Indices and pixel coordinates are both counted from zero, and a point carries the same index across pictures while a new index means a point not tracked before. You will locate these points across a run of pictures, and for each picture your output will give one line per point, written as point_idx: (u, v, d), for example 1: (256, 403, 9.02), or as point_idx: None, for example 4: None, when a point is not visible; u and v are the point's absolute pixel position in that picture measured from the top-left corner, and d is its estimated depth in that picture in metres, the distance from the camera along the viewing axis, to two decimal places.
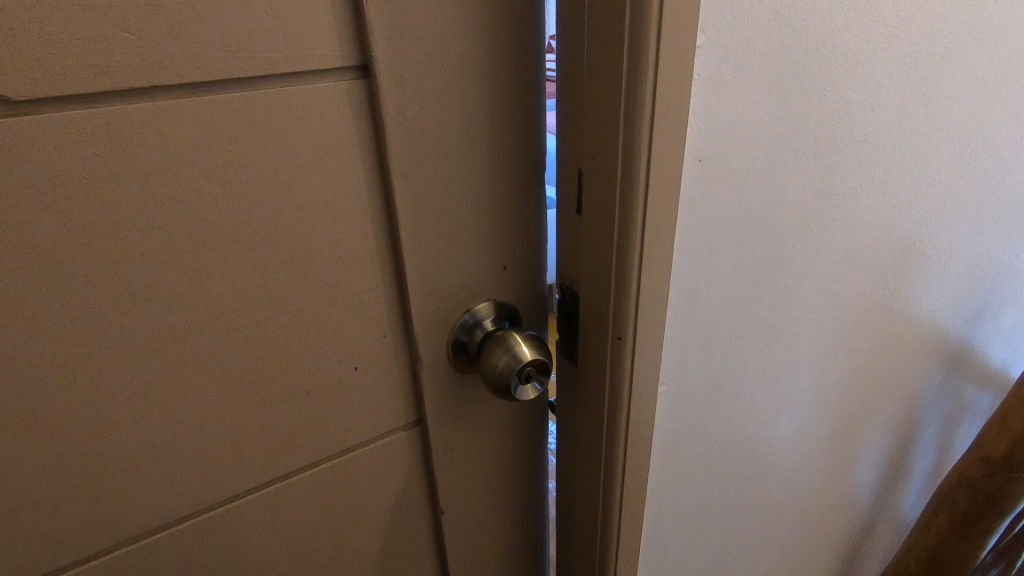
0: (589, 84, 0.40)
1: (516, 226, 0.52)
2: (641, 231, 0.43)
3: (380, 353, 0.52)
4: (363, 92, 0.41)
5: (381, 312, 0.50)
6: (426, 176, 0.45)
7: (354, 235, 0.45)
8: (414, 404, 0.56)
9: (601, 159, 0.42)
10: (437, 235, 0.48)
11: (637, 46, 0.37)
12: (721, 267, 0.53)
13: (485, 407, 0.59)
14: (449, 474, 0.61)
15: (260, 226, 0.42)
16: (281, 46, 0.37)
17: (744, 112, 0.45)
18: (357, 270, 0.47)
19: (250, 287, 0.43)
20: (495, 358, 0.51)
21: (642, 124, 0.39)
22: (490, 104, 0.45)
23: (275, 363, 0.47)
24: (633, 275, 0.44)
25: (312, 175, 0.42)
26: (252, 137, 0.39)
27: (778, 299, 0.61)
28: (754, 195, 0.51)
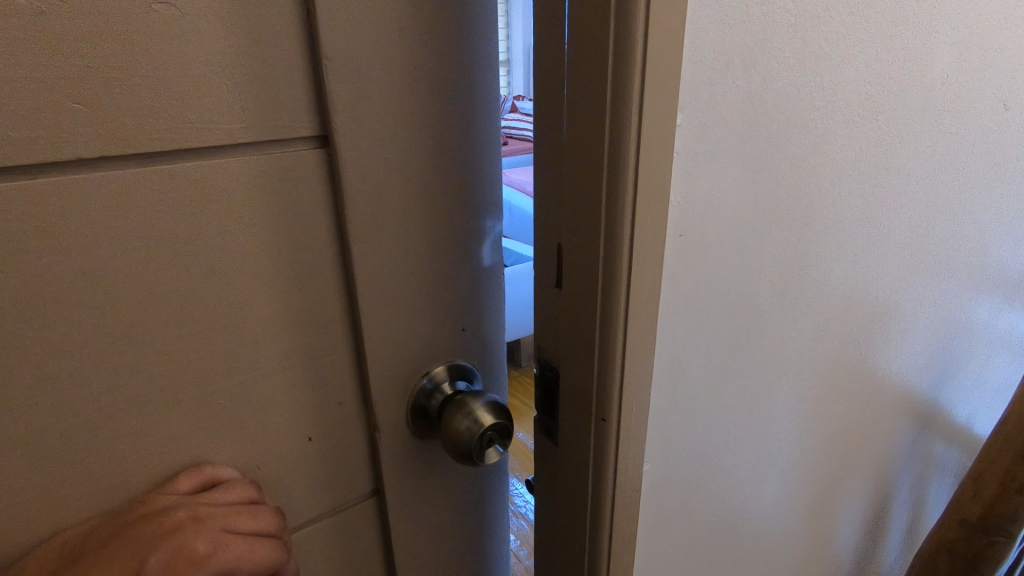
0: (570, 160, 0.39)
1: (483, 296, 0.50)
2: (625, 311, 0.41)
3: (342, 430, 0.48)
4: (324, 159, 0.40)
5: (342, 391, 0.47)
6: (392, 246, 0.43)
7: (314, 307, 0.43)
8: (376, 483, 0.52)
9: (582, 234, 0.40)
10: (404, 307, 0.46)
11: (620, 123, 0.36)
12: (702, 339, 0.51)
13: (454, 482, 0.56)
14: (416, 558, 0.56)
15: (212, 302, 0.38)
16: (240, 117, 0.35)
17: (722, 186, 0.45)
18: (316, 346, 0.44)
19: (206, 369, 0.39)
20: (457, 423, 0.47)
21: (627, 202, 0.38)
22: (459, 174, 0.45)
23: (230, 451, 0.43)
24: (616, 354, 0.42)
25: (274, 245, 0.39)
26: (208, 206, 0.36)
27: (758, 367, 0.60)
28: (731, 267, 0.50)
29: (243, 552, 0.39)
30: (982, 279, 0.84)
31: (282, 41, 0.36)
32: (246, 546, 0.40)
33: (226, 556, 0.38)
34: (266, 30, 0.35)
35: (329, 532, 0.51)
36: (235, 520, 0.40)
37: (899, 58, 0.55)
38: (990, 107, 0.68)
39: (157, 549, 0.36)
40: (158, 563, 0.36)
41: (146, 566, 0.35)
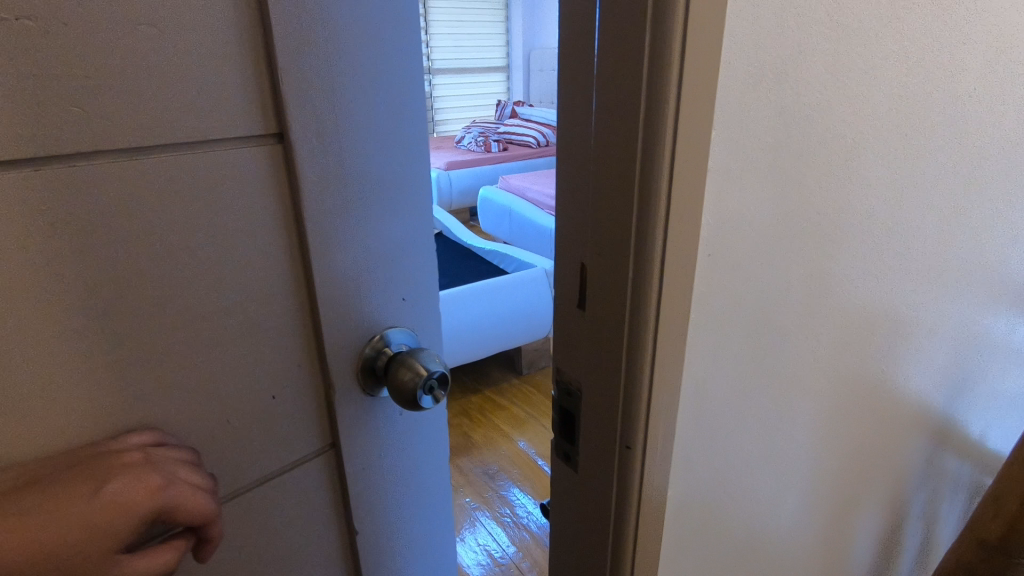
0: (598, 178, 0.38)
1: (413, 270, 0.58)
2: (654, 336, 0.39)
3: (301, 393, 0.54)
4: (278, 152, 0.47)
5: (297, 358, 0.53)
6: (338, 227, 0.51)
7: (276, 282, 0.49)
8: (332, 440, 0.58)
9: (610, 255, 0.39)
10: (353, 278, 0.53)
11: (654, 142, 0.34)
12: (728, 363, 0.49)
13: (404, 439, 0.63)
14: (373, 516, 0.62)
15: (190, 276, 0.44)
16: (210, 116, 0.42)
17: (752, 205, 0.43)
18: (277, 317, 0.50)
19: (176, 338, 0.45)
20: (405, 372, 0.54)
21: (658, 223, 0.36)
22: (390, 164, 0.53)
23: (202, 413, 0.48)
24: (643, 384, 0.41)
25: (235, 228, 0.46)
26: (185, 193, 0.43)
27: (780, 386, 0.57)
28: (758, 286, 0.48)
29: (189, 494, 0.43)
30: (1000, 293, 0.83)
31: (241, 52, 0.43)
32: (189, 489, 0.43)
33: (172, 494, 0.42)
34: (231, 46, 0.42)
35: (293, 493, 0.56)
36: (183, 468, 0.44)
37: (929, 70, 0.53)
38: (1012, 120, 0.67)
39: (115, 474, 0.40)
40: (114, 485, 0.39)
41: (105, 486, 0.39)
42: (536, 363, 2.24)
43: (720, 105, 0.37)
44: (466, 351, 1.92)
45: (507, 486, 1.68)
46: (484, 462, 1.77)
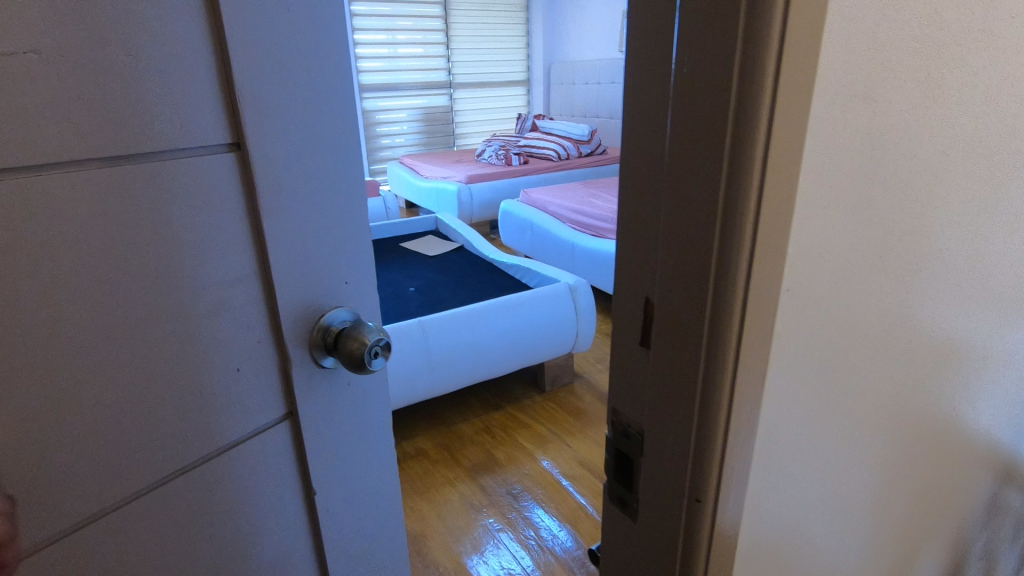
0: (670, 205, 0.35)
1: (359, 264, 0.58)
2: (732, 380, 0.36)
3: (267, 399, 0.53)
4: (237, 160, 0.46)
5: (263, 367, 0.52)
6: (292, 232, 0.51)
7: (244, 287, 0.49)
8: (290, 405, 0.55)
9: (682, 292, 0.35)
10: (310, 278, 0.53)
11: (739, 176, 0.31)
12: (811, 407, 0.44)
13: (363, 437, 0.63)
14: (338, 512, 0.62)
15: (158, 285, 0.44)
16: (173, 124, 0.42)
17: (839, 235, 0.39)
18: (245, 326, 0.50)
19: (136, 355, 0.44)
20: (355, 340, 0.54)
21: (742, 258, 0.32)
22: (335, 165, 0.52)
23: (169, 425, 0.47)
24: (717, 440, 0.37)
25: (195, 238, 0.45)
26: (150, 201, 0.42)
27: (861, 432, 0.52)
28: (841, 323, 0.43)
29: None
30: None
31: (198, 57, 0.42)
32: None
33: None
34: (190, 51, 0.42)
35: (262, 500, 0.55)
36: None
37: (1014, 87, 0.49)
38: None
39: None
40: None
41: None
42: (559, 379, 2.02)
43: (812, 133, 0.33)
44: (482, 369, 1.80)
45: (530, 507, 1.48)
46: (506, 483, 1.58)
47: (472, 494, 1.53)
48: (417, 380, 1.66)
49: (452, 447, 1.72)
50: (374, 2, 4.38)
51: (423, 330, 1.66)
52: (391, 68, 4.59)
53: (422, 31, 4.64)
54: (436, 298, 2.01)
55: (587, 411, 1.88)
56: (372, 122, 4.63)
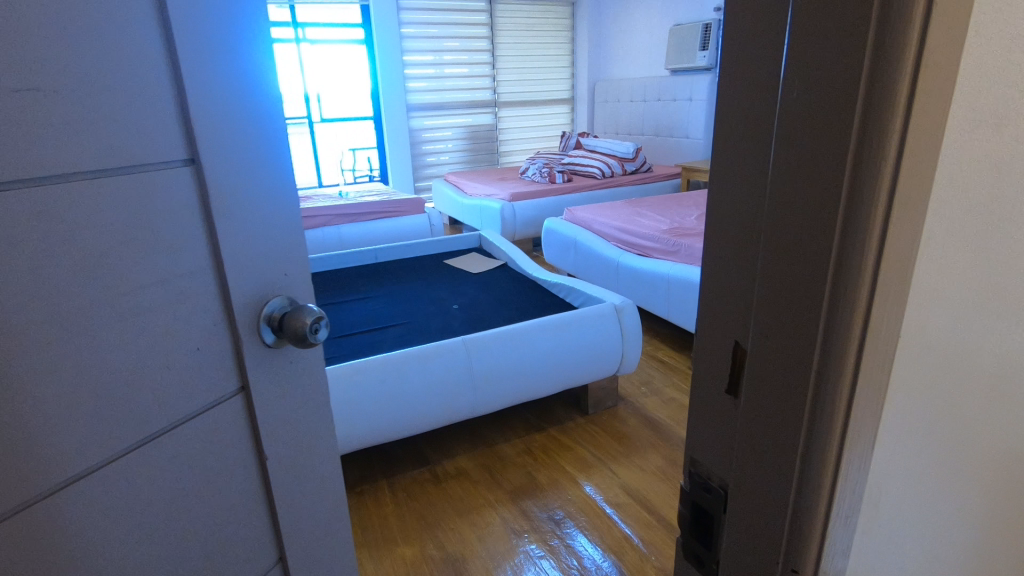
0: (770, 244, 0.31)
1: (300, 261, 0.57)
2: (840, 442, 0.32)
3: (231, 404, 0.52)
4: (194, 175, 0.47)
5: (227, 371, 0.52)
6: (246, 241, 0.51)
7: (208, 293, 0.49)
8: (244, 380, 0.53)
9: (783, 341, 0.32)
10: (263, 279, 0.53)
11: (860, 219, 0.27)
12: (919, 468, 0.39)
13: (314, 436, 0.62)
14: (297, 498, 0.61)
15: (132, 292, 0.44)
16: (140, 138, 0.43)
17: (961, 279, 0.34)
18: (212, 334, 0.50)
19: (115, 362, 0.43)
20: (299, 319, 0.54)
21: (858, 307, 0.29)
22: (277, 175, 0.53)
23: (148, 438, 0.46)
24: (820, 507, 0.33)
25: (164, 250, 0.45)
26: (123, 211, 0.43)
27: (965, 497, 0.45)
28: (956, 377, 0.38)
29: None
30: None
31: (159, 72, 0.43)
32: None
33: None
34: (152, 68, 0.43)
35: (236, 505, 0.55)
36: None
37: None
38: None
39: None
40: None
41: None
42: (602, 403, 1.95)
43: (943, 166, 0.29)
44: (526, 390, 1.74)
45: (573, 534, 1.41)
46: (548, 508, 1.51)
47: (514, 518, 1.47)
48: (459, 400, 1.63)
49: (494, 468, 1.67)
50: (422, 24, 4.50)
51: (467, 350, 1.64)
52: (437, 88, 4.67)
53: (468, 52, 4.72)
54: (478, 316, 2.00)
55: (631, 436, 1.80)
56: (417, 140, 4.72)
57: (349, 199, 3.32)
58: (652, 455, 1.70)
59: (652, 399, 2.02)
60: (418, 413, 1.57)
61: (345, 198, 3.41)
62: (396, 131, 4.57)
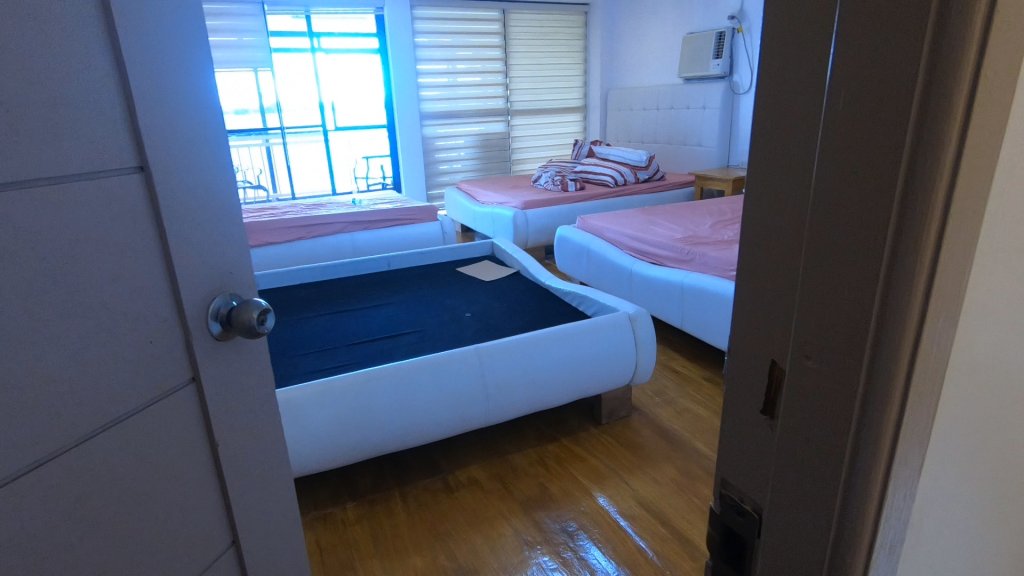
0: (810, 259, 0.30)
1: (244, 260, 0.60)
2: (888, 468, 0.30)
3: (180, 395, 0.55)
4: (144, 181, 0.50)
5: (176, 363, 0.54)
6: (191, 244, 0.54)
7: (156, 291, 0.52)
8: (194, 370, 0.56)
9: (827, 361, 0.30)
10: (206, 277, 0.56)
11: (911, 237, 0.26)
12: (964, 494, 0.37)
13: (263, 424, 0.65)
14: (247, 488, 0.63)
15: (82, 290, 0.46)
16: (90, 147, 0.46)
17: (1012, 297, 0.33)
18: (160, 329, 0.52)
19: (68, 355, 0.46)
20: (246, 313, 0.57)
21: (909, 329, 0.27)
22: (218, 180, 0.56)
23: (101, 428, 0.49)
24: (865, 537, 0.31)
25: (117, 250, 0.49)
26: (74, 214, 0.45)
27: (1008, 525, 0.43)
28: (1005, 399, 0.36)
29: None
30: None
31: (106, 86, 0.46)
32: None
33: None
34: (100, 82, 0.46)
35: (187, 492, 0.57)
36: None
37: None
38: None
39: None
40: None
41: None
42: (615, 413, 1.93)
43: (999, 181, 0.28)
44: (539, 400, 1.72)
45: (587, 546, 1.39)
46: (560, 519, 1.49)
47: (527, 529, 1.45)
48: (472, 410, 1.62)
49: (506, 478, 1.66)
50: (436, 34, 4.52)
51: (480, 359, 1.63)
52: (449, 97, 4.70)
53: (481, 61, 4.74)
54: (491, 324, 1.99)
55: (644, 447, 1.78)
56: (431, 148, 4.75)
57: (361, 207, 3.34)
58: (666, 467, 1.68)
59: (665, 409, 1.99)
60: (430, 421, 1.56)
61: (359, 206, 3.42)
62: (410, 139, 4.58)
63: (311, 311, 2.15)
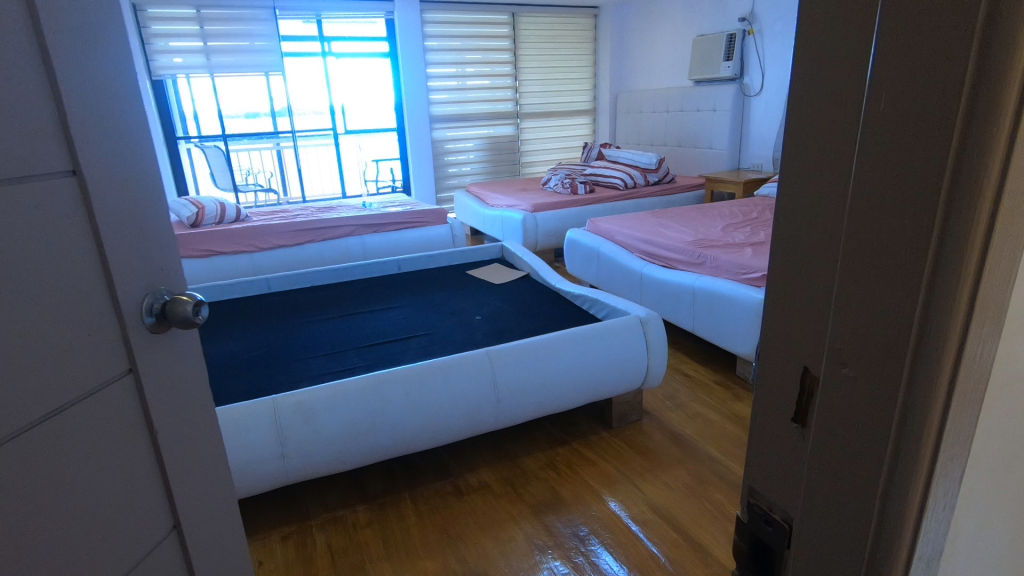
0: (847, 265, 0.29)
1: (173, 258, 0.62)
2: (928, 479, 0.29)
3: (119, 389, 0.56)
4: (77, 185, 0.51)
5: (114, 357, 0.55)
6: (125, 244, 0.56)
7: (92, 290, 0.53)
8: (132, 362, 0.57)
9: (866, 369, 0.29)
10: (140, 276, 0.57)
11: (956, 243, 0.25)
12: (1004, 503, 0.36)
13: (199, 414, 0.66)
14: (187, 476, 0.64)
15: (22, 288, 0.48)
16: (27, 153, 0.47)
17: None
18: (98, 326, 0.54)
19: (9, 350, 0.47)
20: (182, 303, 0.59)
21: (953, 336, 0.26)
22: (145, 182, 0.58)
23: (42, 422, 0.49)
24: (903, 550, 0.30)
25: (53, 249, 0.50)
26: (12, 215, 0.47)
27: None
28: None
29: None
30: None
31: (37, 94, 0.48)
32: None
33: None
34: (31, 89, 0.47)
35: (127, 482, 0.57)
36: None
37: None
38: None
39: None
40: None
41: None
42: (627, 417, 1.92)
43: None
44: (550, 403, 1.72)
45: (599, 551, 1.38)
46: (571, 523, 1.48)
47: (538, 533, 1.44)
48: (482, 413, 1.61)
49: (517, 482, 1.65)
50: (445, 37, 4.53)
51: (490, 362, 1.62)
52: (459, 99, 4.71)
53: (490, 64, 4.75)
54: (501, 327, 1.98)
55: (655, 451, 1.77)
56: (441, 150, 4.76)
57: (372, 210, 3.35)
58: (677, 471, 1.66)
59: (676, 413, 1.97)
60: (441, 424, 1.56)
61: (369, 209, 3.43)
62: (420, 142, 4.59)
63: (320, 313, 2.16)
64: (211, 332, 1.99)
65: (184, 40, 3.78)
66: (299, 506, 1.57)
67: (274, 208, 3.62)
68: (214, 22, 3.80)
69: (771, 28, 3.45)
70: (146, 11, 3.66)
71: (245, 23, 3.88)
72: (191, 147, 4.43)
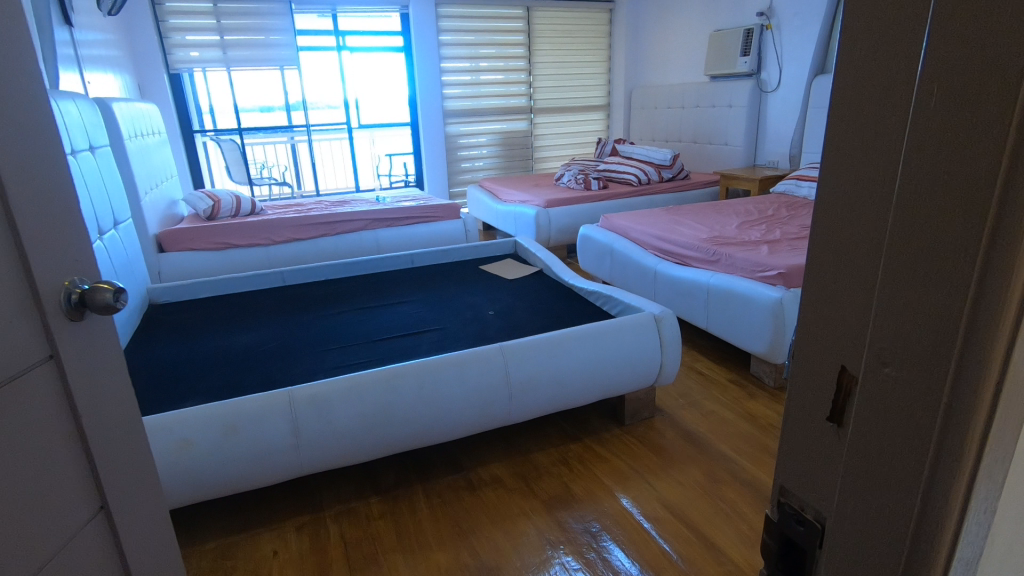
0: (892, 264, 0.29)
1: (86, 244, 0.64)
2: (969, 482, 0.29)
3: (40, 376, 0.57)
4: None
5: (34, 342, 0.56)
6: (44, 237, 0.58)
7: (14, 281, 0.54)
8: (52, 348, 0.58)
9: (910, 369, 0.29)
10: (58, 266, 0.59)
11: (1006, 243, 0.25)
12: None
13: (121, 392, 0.68)
14: (110, 455, 0.65)
15: None
16: None
17: None
18: (21, 315, 0.55)
19: None
20: (99, 291, 0.60)
21: (1002, 340, 0.26)
22: (54, 174, 0.60)
23: None
24: (942, 552, 0.30)
25: None
26: None
27: None
28: None
29: None
30: None
31: None
32: None
33: None
34: None
35: (53, 466, 0.58)
36: None
37: None
38: None
39: None
40: None
41: None
42: (639, 413, 1.91)
43: None
44: (564, 399, 1.72)
45: (611, 547, 1.38)
46: (583, 519, 1.48)
47: (550, 529, 1.45)
48: (496, 408, 1.62)
49: (529, 477, 1.65)
50: (458, 32, 4.52)
51: (504, 357, 1.62)
52: (473, 94, 4.70)
53: (503, 59, 4.73)
54: (513, 322, 1.98)
55: (668, 449, 1.76)
56: (455, 145, 4.76)
57: (386, 204, 3.37)
58: (690, 469, 1.66)
59: (689, 411, 1.96)
60: (454, 418, 1.57)
61: (382, 203, 3.44)
62: (433, 137, 4.59)
63: (333, 307, 2.18)
64: (226, 324, 2.01)
65: (200, 34, 3.81)
66: (312, 498, 1.58)
67: (288, 202, 3.64)
68: (230, 16, 3.82)
69: (789, 23, 3.41)
70: (165, 5, 3.69)
71: (262, 17, 3.90)
72: (206, 141, 4.46)
